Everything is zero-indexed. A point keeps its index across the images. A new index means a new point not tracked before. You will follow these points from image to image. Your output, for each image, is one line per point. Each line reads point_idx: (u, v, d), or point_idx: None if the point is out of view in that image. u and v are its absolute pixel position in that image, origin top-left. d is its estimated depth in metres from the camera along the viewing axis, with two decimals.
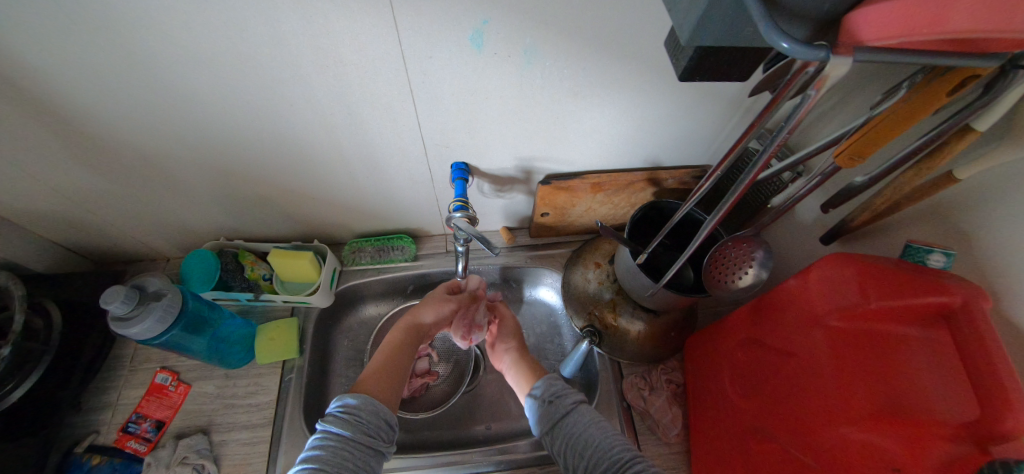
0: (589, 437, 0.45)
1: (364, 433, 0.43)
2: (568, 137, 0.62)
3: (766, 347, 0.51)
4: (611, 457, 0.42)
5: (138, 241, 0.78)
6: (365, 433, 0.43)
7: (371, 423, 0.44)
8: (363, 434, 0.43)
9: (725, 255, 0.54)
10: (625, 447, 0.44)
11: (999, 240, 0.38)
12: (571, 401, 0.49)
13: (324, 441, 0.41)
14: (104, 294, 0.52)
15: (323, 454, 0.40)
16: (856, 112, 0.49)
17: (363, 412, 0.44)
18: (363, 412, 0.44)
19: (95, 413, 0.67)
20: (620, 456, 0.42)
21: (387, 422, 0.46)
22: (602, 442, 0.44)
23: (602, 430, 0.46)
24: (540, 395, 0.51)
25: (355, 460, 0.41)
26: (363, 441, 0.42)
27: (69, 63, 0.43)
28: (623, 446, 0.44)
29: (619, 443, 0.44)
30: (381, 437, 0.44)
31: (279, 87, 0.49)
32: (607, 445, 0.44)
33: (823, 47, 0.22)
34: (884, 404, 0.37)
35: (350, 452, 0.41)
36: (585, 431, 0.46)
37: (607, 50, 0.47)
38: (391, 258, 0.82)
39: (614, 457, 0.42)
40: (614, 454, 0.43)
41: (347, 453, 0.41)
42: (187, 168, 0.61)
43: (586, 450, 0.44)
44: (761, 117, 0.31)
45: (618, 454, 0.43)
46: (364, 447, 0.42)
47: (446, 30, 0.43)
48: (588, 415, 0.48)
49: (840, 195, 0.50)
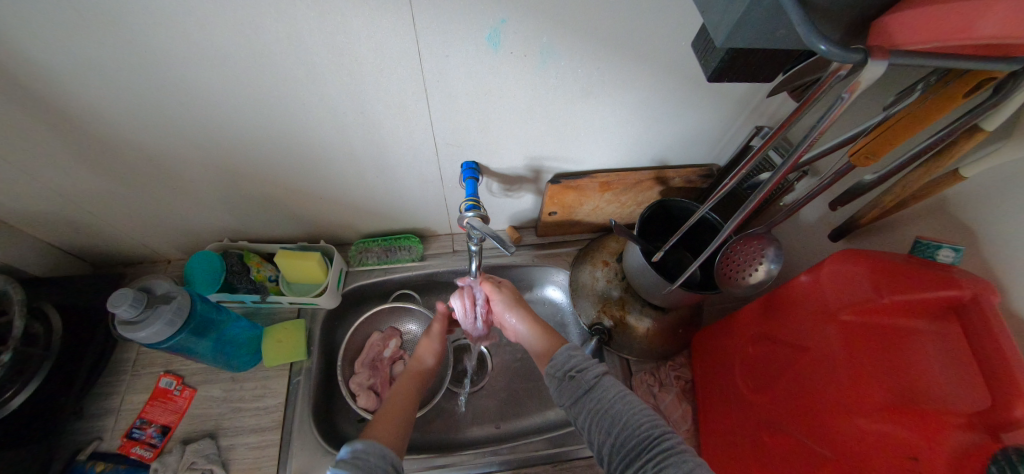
0: (616, 414, 0.44)
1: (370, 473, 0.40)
2: (579, 136, 0.62)
3: (780, 343, 0.52)
4: (639, 434, 0.41)
5: (139, 243, 0.76)
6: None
7: (377, 465, 0.41)
8: None
9: (736, 252, 0.55)
10: (653, 423, 0.42)
11: (1005, 237, 0.39)
12: (593, 375, 0.48)
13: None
14: (112, 298, 0.51)
15: None
16: (864, 112, 0.50)
17: (370, 456, 0.42)
18: (370, 456, 0.42)
19: (98, 419, 0.65)
20: (648, 433, 0.41)
21: (393, 464, 0.43)
22: (629, 420, 0.43)
23: (628, 405, 0.44)
24: (563, 370, 0.50)
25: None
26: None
27: (79, 59, 0.42)
28: (651, 422, 0.42)
29: (648, 418, 0.43)
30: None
31: (293, 85, 0.48)
32: (635, 421, 0.42)
33: (860, 50, 0.24)
34: (899, 396, 0.38)
35: None
36: (610, 408, 0.44)
37: (622, 51, 0.48)
38: (397, 258, 0.81)
39: (641, 434, 0.41)
40: (643, 430, 0.41)
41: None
42: (195, 168, 0.60)
43: (613, 427, 0.43)
44: (790, 121, 0.32)
45: (647, 431, 0.41)
46: None
47: (464, 29, 0.43)
48: (613, 390, 0.46)
49: (849, 193, 0.51)
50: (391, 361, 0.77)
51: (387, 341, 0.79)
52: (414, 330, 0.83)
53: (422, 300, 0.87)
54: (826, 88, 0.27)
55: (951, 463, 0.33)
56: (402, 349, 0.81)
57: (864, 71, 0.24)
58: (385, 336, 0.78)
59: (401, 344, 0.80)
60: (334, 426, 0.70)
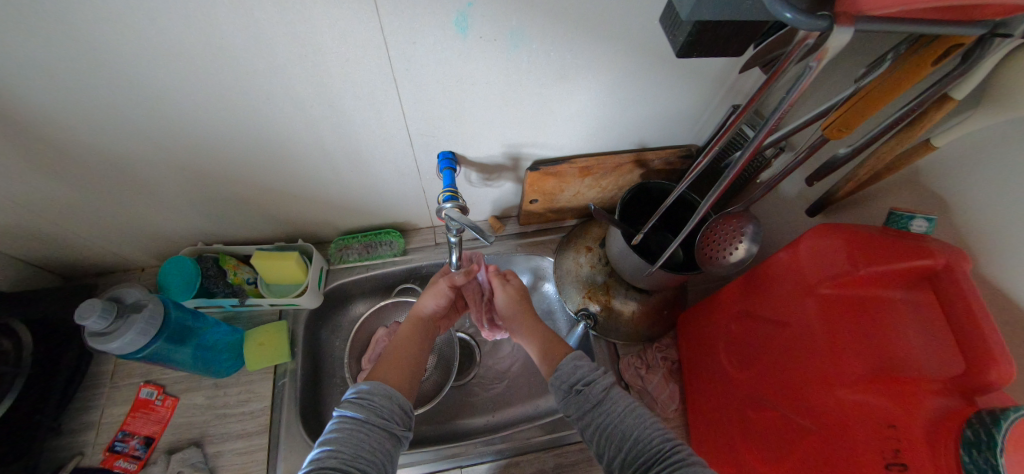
0: (627, 428, 0.44)
1: (377, 415, 0.43)
2: (556, 121, 0.61)
3: (760, 319, 0.52)
4: (650, 448, 0.41)
5: (108, 251, 0.73)
6: (379, 416, 0.43)
7: (383, 407, 0.44)
8: (377, 417, 0.43)
9: (716, 232, 0.54)
10: (663, 436, 0.42)
11: (975, 205, 0.40)
12: (601, 388, 0.48)
13: (339, 425, 0.41)
14: (78, 310, 0.49)
15: (339, 436, 0.40)
16: (836, 85, 0.50)
17: (376, 398, 0.44)
18: (376, 397, 0.44)
19: (78, 434, 0.64)
20: (659, 446, 0.41)
21: (400, 406, 0.45)
22: (640, 433, 0.43)
23: (638, 419, 0.44)
24: (571, 383, 0.49)
25: (371, 442, 0.40)
26: (377, 424, 0.42)
27: (14, 60, 0.39)
28: (662, 435, 0.42)
29: (658, 431, 0.43)
30: (395, 420, 0.44)
31: (254, 80, 0.46)
32: (646, 436, 0.42)
33: (826, 16, 0.23)
34: (876, 365, 0.38)
35: (365, 434, 0.41)
36: (620, 422, 0.44)
37: (594, 31, 0.47)
38: (379, 254, 0.80)
39: (652, 448, 0.41)
40: (654, 443, 0.42)
41: (362, 435, 0.40)
42: (159, 171, 0.58)
43: (624, 441, 0.43)
44: (760, 93, 0.31)
45: (658, 444, 0.41)
46: (378, 429, 0.42)
47: (430, 14, 0.41)
48: (623, 403, 0.46)
49: (823, 167, 0.51)
50: None
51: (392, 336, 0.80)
52: None
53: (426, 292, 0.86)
54: (794, 58, 0.26)
55: (927, 428, 0.34)
56: None
57: (831, 38, 0.23)
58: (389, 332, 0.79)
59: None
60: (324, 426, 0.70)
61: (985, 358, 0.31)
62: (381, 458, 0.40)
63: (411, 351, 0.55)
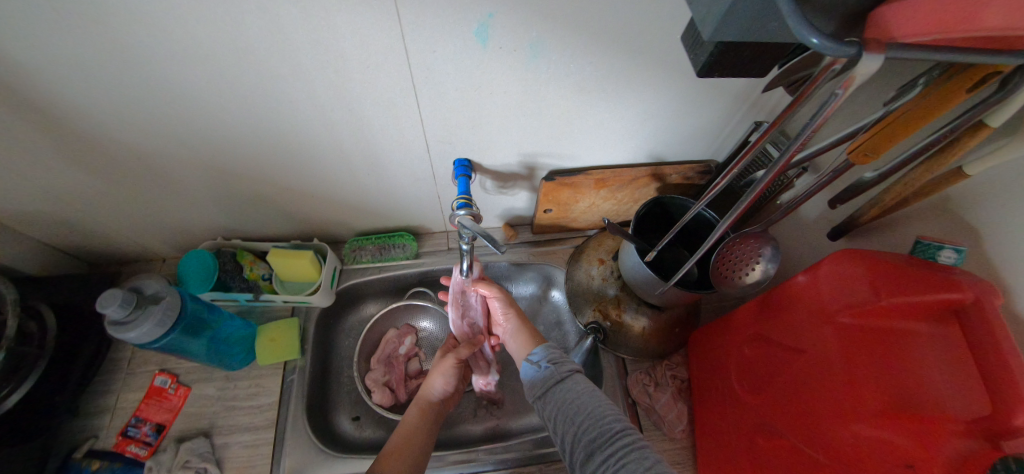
0: (580, 405, 0.44)
1: None
2: (573, 133, 0.61)
3: (774, 343, 0.51)
4: (602, 426, 0.41)
5: (133, 242, 0.76)
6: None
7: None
8: None
9: (733, 252, 0.53)
10: (616, 417, 0.42)
11: (1010, 238, 0.38)
12: (566, 369, 0.48)
13: None
14: (100, 298, 0.51)
15: None
16: (864, 107, 0.48)
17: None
18: None
19: (94, 417, 0.66)
20: (610, 426, 0.41)
21: None
22: (593, 411, 0.43)
23: (594, 398, 0.44)
24: (539, 359, 0.51)
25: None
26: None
27: (55, 55, 0.41)
28: (614, 417, 0.42)
29: (612, 413, 0.42)
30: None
31: (279, 83, 0.47)
32: (599, 413, 0.42)
33: (854, 43, 0.23)
34: (896, 400, 0.37)
35: None
36: (577, 399, 0.44)
37: (615, 44, 0.46)
38: (392, 256, 0.81)
39: (604, 427, 0.41)
40: (605, 423, 0.41)
41: None
42: (184, 166, 0.59)
43: (577, 417, 0.43)
44: (782, 116, 0.31)
45: (610, 424, 0.41)
46: None
47: (451, 24, 0.42)
48: (583, 385, 0.46)
49: (848, 191, 0.50)
50: (407, 358, 0.80)
51: (402, 338, 0.82)
52: (428, 327, 0.85)
53: (436, 296, 0.87)
54: (820, 83, 0.26)
55: (948, 469, 0.33)
56: (417, 346, 0.83)
57: (859, 65, 0.22)
58: (400, 334, 0.81)
59: (416, 341, 0.83)
60: (329, 424, 0.70)
61: (1012, 400, 0.30)
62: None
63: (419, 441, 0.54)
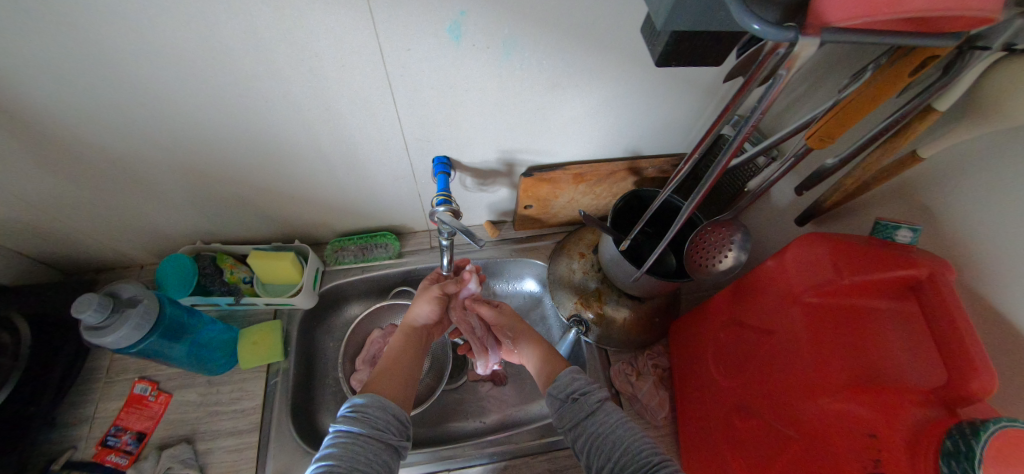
0: (617, 439, 0.44)
1: (372, 427, 0.43)
2: (549, 129, 0.62)
3: (747, 326, 0.52)
4: (640, 461, 0.42)
5: (109, 248, 0.75)
6: (374, 429, 0.43)
7: (378, 418, 0.44)
8: (373, 429, 0.43)
9: (705, 240, 0.55)
10: (654, 450, 0.43)
11: (958, 216, 0.40)
12: (596, 399, 0.49)
13: (336, 439, 0.42)
14: (76, 302, 0.50)
15: (336, 450, 0.40)
16: (824, 97, 0.50)
17: (371, 410, 0.45)
18: (371, 409, 0.45)
19: (72, 428, 0.65)
20: (648, 460, 0.42)
21: (397, 417, 0.46)
22: (631, 446, 0.43)
23: (630, 431, 0.45)
24: (567, 393, 0.50)
25: (367, 455, 0.41)
26: (373, 437, 0.43)
27: (19, 58, 0.40)
28: (652, 450, 0.43)
29: (647, 445, 0.43)
30: (391, 431, 0.44)
31: (253, 83, 0.47)
32: (637, 448, 0.43)
33: (793, 27, 0.24)
34: (861, 375, 0.38)
35: (361, 445, 0.41)
36: (612, 433, 0.45)
37: (586, 40, 0.48)
38: (375, 256, 0.81)
39: (642, 461, 0.42)
40: (643, 457, 0.42)
41: (358, 447, 0.41)
42: (160, 170, 0.59)
43: (614, 452, 0.44)
44: (734, 101, 0.32)
45: (647, 457, 0.42)
46: (375, 440, 0.42)
47: (423, 23, 0.43)
48: (615, 415, 0.47)
49: (812, 177, 0.52)
50: None
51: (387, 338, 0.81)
52: None
53: None
54: (766, 65, 0.27)
55: (909, 438, 0.34)
56: None
57: (799, 48, 0.24)
58: (385, 333, 0.81)
59: None
60: (315, 427, 0.70)
61: (967, 370, 0.32)
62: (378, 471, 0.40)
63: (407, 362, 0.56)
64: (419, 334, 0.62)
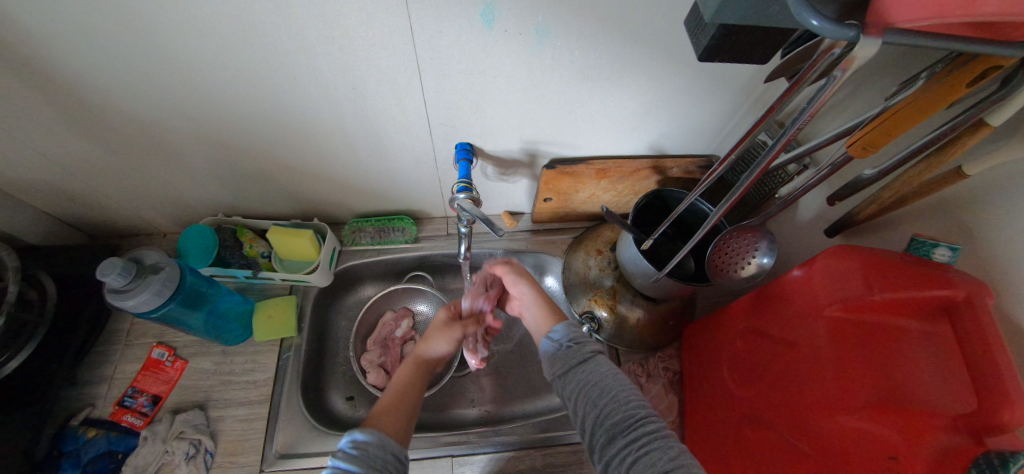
0: (604, 387, 0.44)
1: (372, 469, 0.39)
2: (575, 121, 0.61)
3: (767, 337, 0.51)
4: (626, 411, 0.41)
5: (134, 215, 0.76)
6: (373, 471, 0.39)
7: (379, 459, 0.40)
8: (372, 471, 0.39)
9: (729, 245, 0.54)
10: (640, 404, 0.42)
11: (1004, 238, 0.38)
12: (588, 350, 0.48)
13: None
14: (100, 265, 0.51)
15: None
16: (868, 103, 0.48)
17: (371, 448, 0.40)
18: (372, 448, 0.40)
19: (92, 386, 0.67)
20: (634, 412, 0.41)
21: (397, 457, 0.41)
22: (618, 395, 0.43)
23: (618, 382, 0.44)
24: (562, 339, 0.50)
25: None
26: None
27: (56, 21, 0.40)
28: (639, 403, 0.42)
29: (635, 398, 0.43)
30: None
31: (282, 58, 0.47)
32: (622, 397, 0.43)
33: (854, 26, 0.23)
34: (884, 395, 0.37)
35: None
36: (600, 381, 0.45)
37: (621, 32, 0.46)
38: (391, 239, 0.81)
39: (627, 412, 0.41)
40: (630, 408, 0.41)
41: None
42: (186, 140, 0.59)
43: (601, 400, 0.43)
44: (778, 104, 0.31)
45: (634, 409, 0.41)
46: None
47: (457, 6, 0.42)
48: (605, 366, 0.46)
49: (847, 187, 0.50)
50: (403, 341, 0.80)
51: (399, 321, 0.82)
52: (425, 311, 0.85)
53: (435, 282, 0.88)
54: (818, 66, 0.26)
55: (929, 463, 0.33)
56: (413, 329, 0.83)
57: (857, 49, 0.23)
58: (398, 316, 0.81)
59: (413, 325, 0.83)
60: (323, 402, 0.71)
61: (1000, 399, 0.30)
62: None
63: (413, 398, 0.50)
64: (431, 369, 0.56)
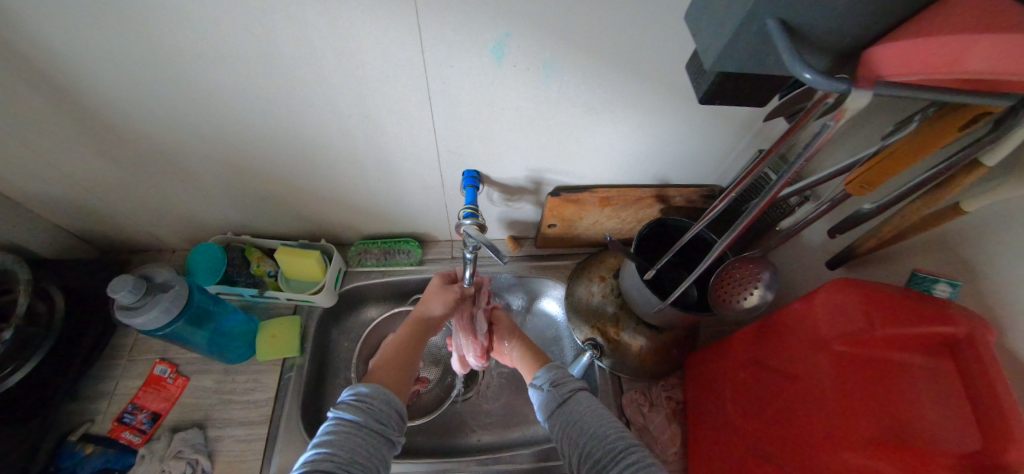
0: (585, 425, 0.45)
1: (374, 419, 0.44)
2: (580, 151, 0.63)
3: (771, 368, 0.51)
4: (605, 446, 0.42)
5: (146, 231, 0.78)
6: (376, 421, 0.44)
7: (381, 411, 0.45)
8: (374, 421, 0.44)
9: (731, 275, 0.54)
10: (620, 436, 0.43)
11: (1004, 276, 0.39)
12: (568, 389, 0.50)
13: (335, 427, 0.42)
14: (111, 283, 0.52)
15: (335, 439, 0.40)
16: (864, 141, 0.50)
17: (375, 401, 0.45)
18: (374, 400, 0.45)
19: (92, 401, 0.67)
20: (615, 445, 0.42)
21: (397, 411, 0.47)
22: (598, 431, 0.44)
23: (597, 418, 0.45)
24: (545, 383, 0.51)
25: (366, 447, 0.41)
26: (374, 429, 0.43)
27: (93, 49, 0.43)
28: (620, 435, 0.43)
29: (615, 432, 0.44)
30: (391, 424, 0.45)
31: (300, 87, 0.49)
32: (602, 433, 0.43)
33: (845, 80, 0.24)
34: (889, 431, 0.37)
35: (361, 437, 0.41)
36: (580, 419, 0.46)
37: (624, 69, 0.49)
38: (396, 261, 0.82)
39: (608, 446, 0.42)
40: (609, 442, 0.42)
41: (358, 439, 0.41)
42: (203, 162, 0.62)
43: (582, 438, 0.44)
44: (780, 143, 0.32)
45: (613, 442, 0.42)
46: (375, 434, 0.43)
47: (468, 42, 0.44)
48: (585, 403, 0.47)
49: (848, 221, 0.51)
50: None
51: None
52: None
53: None
54: (814, 113, 0.28)
55: None
56: None
57: (848, 100, 0.24)
58: None
59: None
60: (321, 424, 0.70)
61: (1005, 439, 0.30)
62: (373, 465, 0.41)
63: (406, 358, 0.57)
64: (427, 328, 0.62)
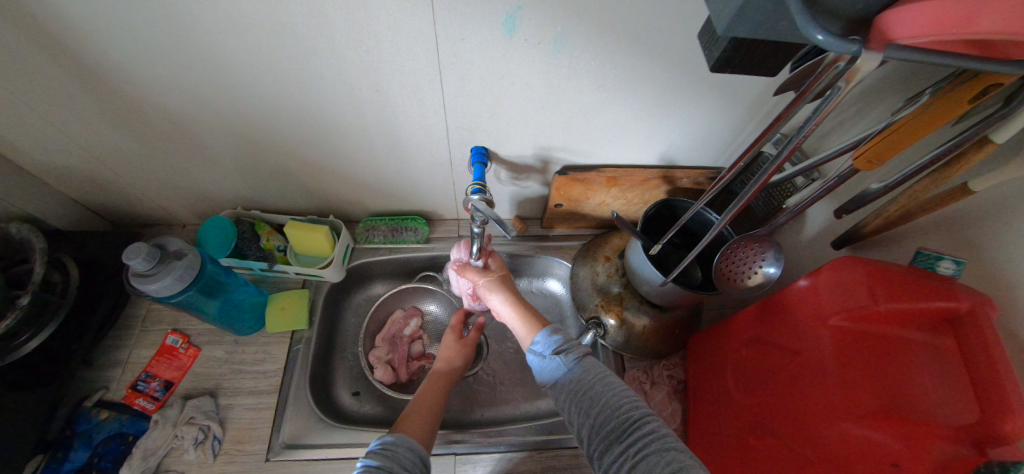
0: (595, 397, 0.46)
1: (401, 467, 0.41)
2: (589, 129, 0.63)
3: (773, 345, 0.52)
4: (619, 418, 0.43)
5: (156, 205, 0.79)
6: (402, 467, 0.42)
7: (406, 458, 0.43)
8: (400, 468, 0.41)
9: (736, 255, 0.55)
10: (634, 405, 0.44)
11: (1008, 253, 0.39)
12: (572, 357, 0.50)
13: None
14: (127, 250, 0.53)
15: None
16: (875, 121, 0.50)
17: (400, 450, 0.43)
18: (398, 448, 0.44)
19: (106, 369, 0.68)
20: (629, 416, 0.43)
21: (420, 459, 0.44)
22: (609, 401, 0.45)
23: (609, 388, 0.46)
24: (545, 350, 0.52)
25: None
26: None
27: (104, 16, 0.43)
28: (632, 405, 0.44)
29: (629, 401, 0.45)
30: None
31: (312, 58, 0.49)
32: (616, 404, 0.44)
33: (856, 41, 0.24)
34: (887, 404, 0.38)
35: None
36: (590, 389, 0.47)
37: (636, 45, 0.48)
38: (403, 239, 0.83)
39: (622, 417, 0.43)
40: (622, 413, 0.43)
41: None
42: (213, 135, 0.62)
43: (592, 409, 0.45)
44: (785, 113, 0.32)
45: (626, 413, 0.43)
46: None
47: (480, 14, 0.44)
48: (594, 371, 0.48)
49: (854, 202, 0.51)
50: (410, 339, 0.81)
51: (408, 320, 0.83)
52: (432, 311, 0.87)
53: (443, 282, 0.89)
54: (825, 76, 0.28)
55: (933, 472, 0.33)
56: (421, 328, 0.85)
57: (860, 61, 0.24)
58: (408, 315, 0.83)
59: (421, 324, 0.84)
60: (329, 396, 0.72)
61: (1002, 410, 0.31)
62: None
63: (431, 403, 0.55)
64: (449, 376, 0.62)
